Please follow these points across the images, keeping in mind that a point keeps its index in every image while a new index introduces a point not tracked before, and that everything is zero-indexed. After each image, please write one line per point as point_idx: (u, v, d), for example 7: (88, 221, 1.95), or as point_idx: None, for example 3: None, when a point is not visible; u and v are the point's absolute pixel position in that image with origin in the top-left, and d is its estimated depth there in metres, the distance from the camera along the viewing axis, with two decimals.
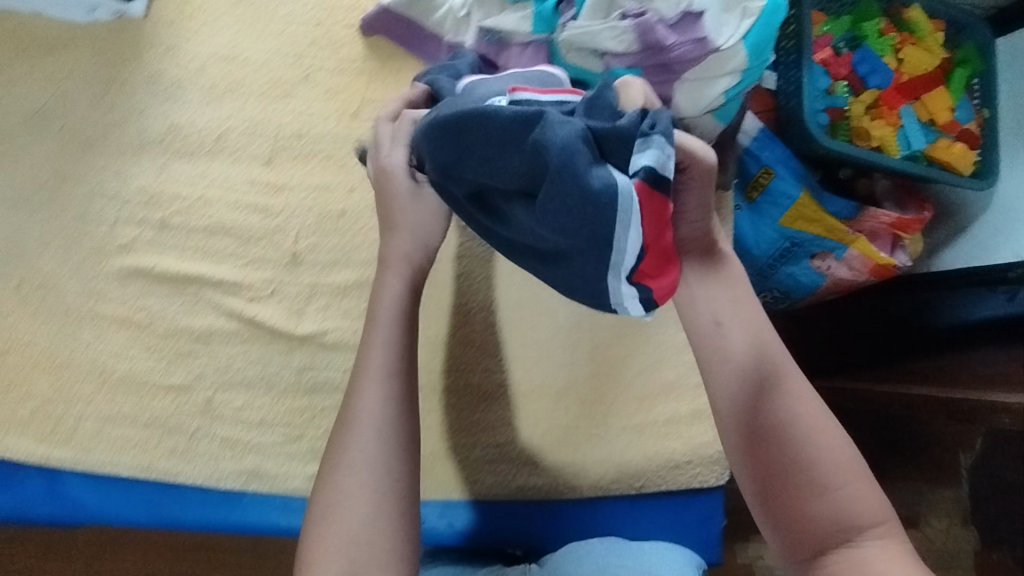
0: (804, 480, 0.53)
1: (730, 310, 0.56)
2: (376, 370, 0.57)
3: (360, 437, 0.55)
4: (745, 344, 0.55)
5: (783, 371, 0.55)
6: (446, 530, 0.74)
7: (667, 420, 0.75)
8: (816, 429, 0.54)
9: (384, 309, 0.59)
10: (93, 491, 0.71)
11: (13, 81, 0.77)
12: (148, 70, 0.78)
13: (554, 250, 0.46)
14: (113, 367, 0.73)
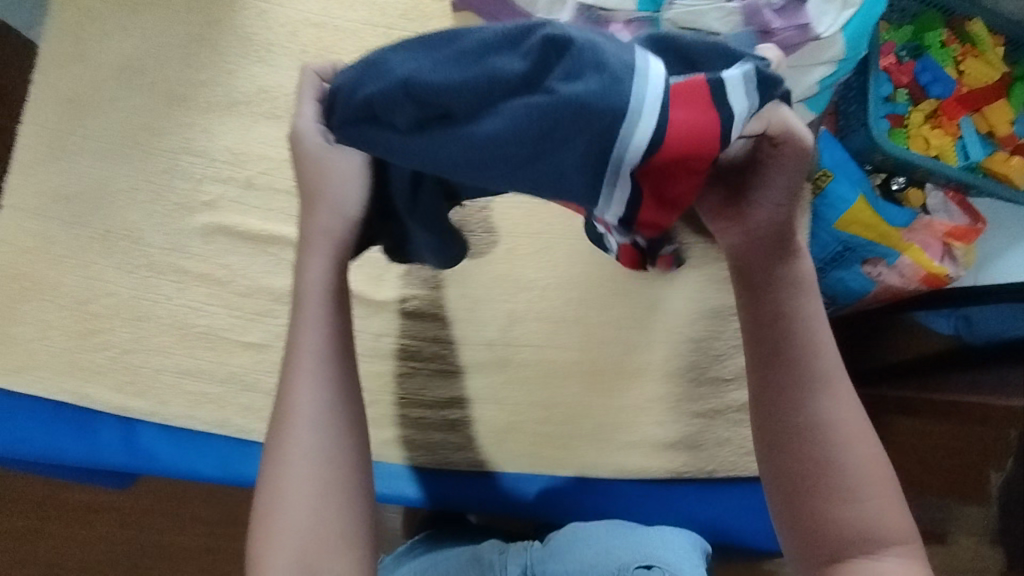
0: (836, 486, 0.50)
1: (796, 305, 0.50)
2: (308, 350, 0.52)
3: (296, 428, 0.51)
4: (797, 339, 0.51)
5: (825, 367, 0.51)
6: (499, 503, 0.75)
7: (744, 406, 0.74)
8: (852, 438, 0.51)
9: (308, 288, 0.52)
10: (169, 444, 0.71)
11: (107, 34, 0.77)
12: (239, 31, 0.78)
13: (527, 152, 0.37)
14: (192, 322, 0.73)
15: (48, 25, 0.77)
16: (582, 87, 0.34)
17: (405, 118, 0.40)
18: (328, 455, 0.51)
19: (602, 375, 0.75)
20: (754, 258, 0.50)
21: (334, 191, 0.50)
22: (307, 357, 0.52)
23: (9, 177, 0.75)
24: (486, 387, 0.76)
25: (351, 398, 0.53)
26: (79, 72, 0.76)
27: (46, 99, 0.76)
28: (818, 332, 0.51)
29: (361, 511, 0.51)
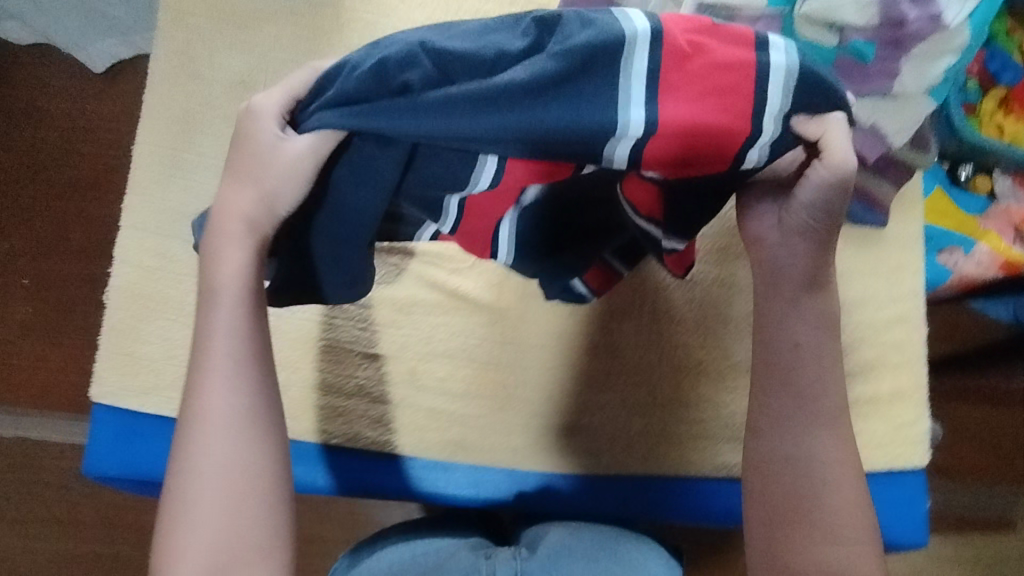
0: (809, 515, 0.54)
1: (813, 337, 0.54)
2: (221, 351, 0.51)
3: (211, 437, 0.50)
4: (805, 376, 0.54)
5: (822, 404, 0.55)
6: (613, 507, 0.73)
7: (869, 399, 0.75)
8: (840, 481, 0.54)
9: (226, 282, 0.50)
10: (304, 459, 0.72)
11: (218, 52, 0.77)
12: (349, 44, 0.78)
13: (546, 97, 0.39)
14: (319, 336, 0.74)
15: (157, 44, 0.77)
16: (583, 37, 0.39)
17: (416, 78, 0.40)
18: (245, 468, 0.50)
19: (726, 372, 0.75)
20: (781, 284, 0.53)
21: (271, 182, 0.48)
22: (221, 359, 0.51)
23: (127, 197, 0.75)
24: (613, 393, 0.75)
25: (268, 408, 0.52)
26: (191, 91, 0.76)
27: (160, 118, 0.76)
28: (828, 373, 0.55)
29: (281, 525, 0.51)
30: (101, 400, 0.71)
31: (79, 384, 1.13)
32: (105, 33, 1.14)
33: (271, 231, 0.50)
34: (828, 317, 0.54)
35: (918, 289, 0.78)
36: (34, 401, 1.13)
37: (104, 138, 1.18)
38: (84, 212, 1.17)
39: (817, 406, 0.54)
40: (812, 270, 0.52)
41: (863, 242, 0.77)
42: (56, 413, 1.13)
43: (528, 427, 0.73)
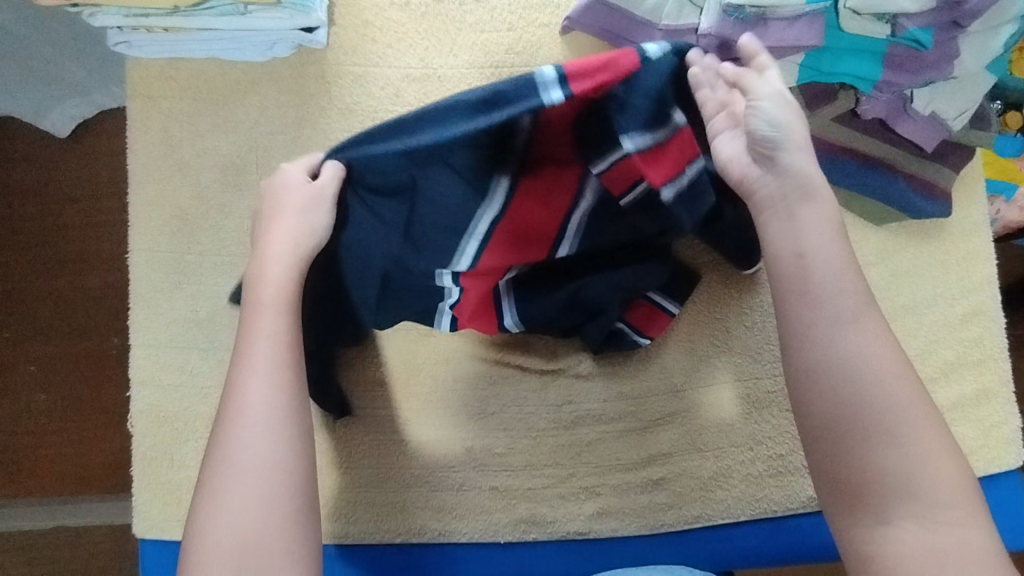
0: (860, 428, 0.47)
1: (811, 232, 0.49)
2: (261, 357, 0.52)
3: (243, 435, 0.50)
4: (823, 283, 0.49)
5: (844, 300, 0.49)
6: (685, 560, 0.69)
7: (955, 404, 0.70)
8: (885, 374, 0.48)
9: (269, 293, 0.52)
10: (365, 564, 0.68)
11: (202, 135, 0.71)
12: (339, 104, 0.71)
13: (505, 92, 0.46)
14: (366, 431, 0.70)
15: (134, 137, 0.70)
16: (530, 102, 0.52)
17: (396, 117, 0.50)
18: (278, 463, 0.50)
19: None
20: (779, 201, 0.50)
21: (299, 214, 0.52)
22: (258, 366, 0.51)
23: (133, 313, 0.69)
24: (683, 437, 0.69)
25: (299, 409, 0.52)
26: (180, 184, 0.70)
27: (153, 219, 0.70)
28: (840, 266, 0.49)
29: (306, 534, 0.51)
30: (147, 535, 0.67)
31: (93, 483, 1.03)
32: (65, 97, 0.98)
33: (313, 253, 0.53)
34: (830, 216, 0.50)
35: (991, 276, 0.71)
36: (56, 506, 1.04)
37: (89, 210, 1.05)
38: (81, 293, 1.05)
39: (837, 302, 0.49)
40: (794, 178, 0.50)
41: (925, 235, 0.71)
42: (74, 512, 1.04)
43: (600, 490, 0.69)
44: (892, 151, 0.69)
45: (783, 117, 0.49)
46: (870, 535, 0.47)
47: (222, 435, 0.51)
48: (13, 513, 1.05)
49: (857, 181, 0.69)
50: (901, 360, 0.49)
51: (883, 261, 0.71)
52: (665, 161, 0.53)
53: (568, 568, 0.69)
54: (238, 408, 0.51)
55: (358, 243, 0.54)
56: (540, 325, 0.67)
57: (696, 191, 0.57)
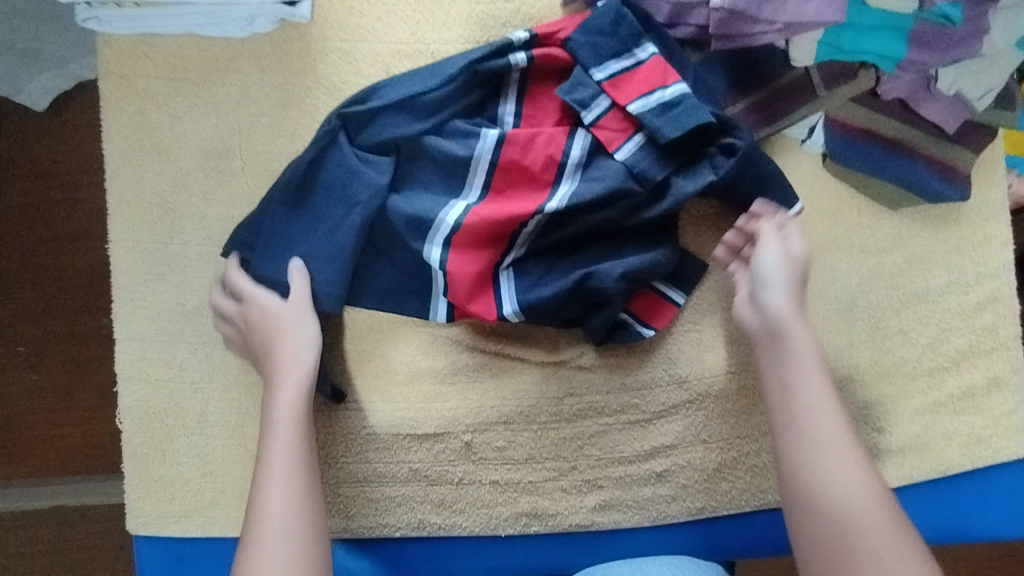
0: (838, 540, 0.54)
1: (792, 369, 0.59)
2: (281, 463, 0.57)
3: (268, 534, 0.54)
4: (801, 410, 0.57)
5: (823, 429, 0.57)
6: (687, 551, 0.68)
7: (965, 393, 0.68)
8: (860, 489, 0.55)
9: (283, 410, 0.59)
10: (364, 558, 0.68)
11: (181, 118, 0.67)
12: (326, 83, 0.67)
13: (483, 72, 0.62)
14: (363, 425, 0.68)
15: (108, 120, 0.66)
16: (501, 62, 0.62)
17: (391, 88, 0.63)
18: (291, 559, 0.54)
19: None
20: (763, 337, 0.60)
21: (291, 332, 0.61)
22: (281, 469, 0.57)
23: (116, 306, 0.66)
24: (688, 428, 0.68)
25: (313, 512, 0.56)
26: (159, 170, 0.66)
27: (132, 208, 0.66)
28: (814, 395, 0.58)
29: None
30: (141, 532, 0.66)
31: (94, 461, 1.02)
32: (40, 70, 0.92)
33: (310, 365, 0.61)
34: (809, 354, 0.59)
35: (1007, 261, 0.69)
36: (53, 487, 1.03)
37: (69, 185, 1.01)
38: (64, 272, 1.02)
39: (817, 432, 0.57)
40: (772, 321, 0.60)
41: (942, 220, 0.68)
42: (68, 498, 1.03)
43: (602, 482, 0.68)
44: (910, 131, 0.66)
45: (780, 274, 0.60)
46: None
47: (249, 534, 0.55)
48: (10, 496, 1.03)
49: (875, 165, 0.66)
50: (873, 479, 0.55)
51: (897, 247, 0.68)
52: (633, 84, 0.61)
53: (571, 560, 0.68)
54: (264, 510, 0.56)
55: (355, 193, 0.61)
56: (544, 314, 0.63)
57: (680, 114, 0.59)
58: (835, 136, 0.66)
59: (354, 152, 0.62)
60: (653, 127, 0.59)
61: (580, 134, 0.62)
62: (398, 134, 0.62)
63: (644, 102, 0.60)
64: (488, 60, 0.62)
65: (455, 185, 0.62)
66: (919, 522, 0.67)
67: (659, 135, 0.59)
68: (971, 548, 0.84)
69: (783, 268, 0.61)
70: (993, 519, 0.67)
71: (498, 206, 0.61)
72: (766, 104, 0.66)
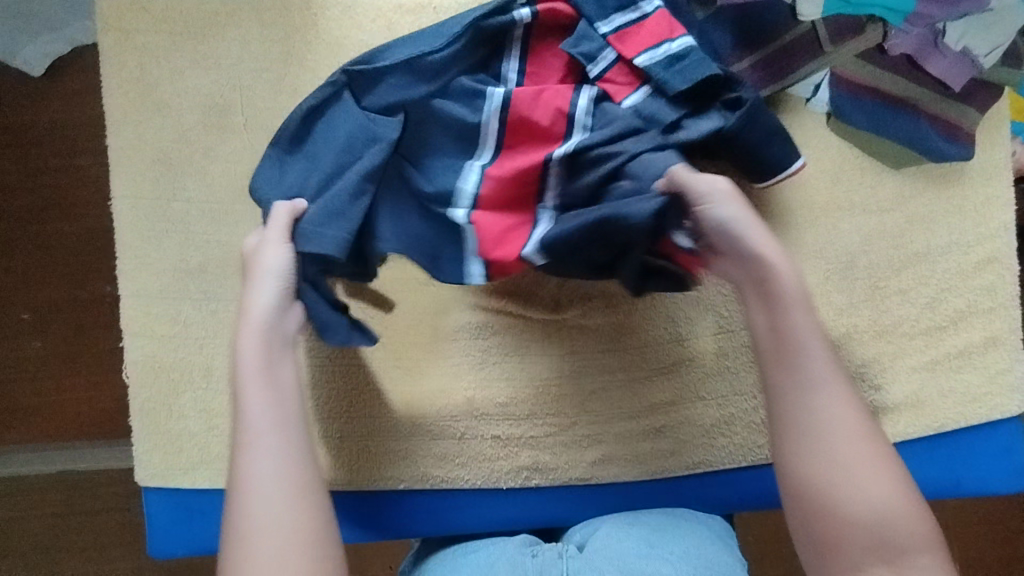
0: (822, 475, 0.50)
1: (778, 306, 0.52)
2: (254, 413, 0.53)
3: (251, 489, 0.51)
4: (794, 347, 0.51)
5: (812, 364, 0.51)
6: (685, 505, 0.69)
7: (961, 352, 0.69)
8: (852, 425, 0.50)
9: (249, 360, 0.54)
10: (368, 510, 0.69)
11: (181, 73, 0.66)
12: (328, 38, 0.66)
13: (491, 27, 0.60)
14: (368, 380, 0.69)
15: (107, 75, 0.66)
16: (508, 17, 0.60)
17: (397, 50, 0.60)
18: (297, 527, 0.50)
19: None
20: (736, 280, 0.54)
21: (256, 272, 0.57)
22: (255, 419, 0.53)
23: (121, 262, 0.67)
24: (686, 385, 0.69)
25: (298, 461, 0.53)
26: (160, 125, 0.66)
27: (134, 163, 0.66)
28: (809, 331, 0.51)
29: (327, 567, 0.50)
30: (150, 484, 0.67)
31: (99, 424, 1.03)
32: (39, 34, 0.92)
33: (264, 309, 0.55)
34: (796, 289, 0.52)
35: (1008, 222, 0.69)
36: (60, 449, 1.04)
37: (67, 148, 1.00)
38: (64, 235, 1.02)
39: (821, 377, 0.51)
40: (755, 267, 0.52)
41: (944, 180, 0.68)
42: (76, 461, 1.04)
43: (602, 438, 0.69)
44: (914, 89, 0.66)
45: (737, 216, 0.51)
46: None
47: (235, 514, 0.50)
48: (20, 459, 1.05)
49: (878, 124, 0.66)
50: (867, 414, 0.51)
51: (899, 207, 0.68)
52: (639, 36, 0.59)
53: (571, 513, 0.69)
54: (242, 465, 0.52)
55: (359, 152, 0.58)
56: (567, 260, 0.58)
57: (686, 66, 0.58)
58: (841, 95, 0.66)
59: (357, 116, 0.59)
60: (660, 80, 0.58)
61: (586, 88, 0.60)
62: (406, 95, 0.59)
63: (651, 54, 0.59)
64: (491, 18, 0.60)
65: (469, 148, 0.60)
66: (913, 478, 0.68)
67: (666, 87, 0.58)
68: (962, 507, 0.86)
69: (733, 208, 0.52)
70: (985, 475, 0.68)
71: (512, 164, 0.59)
72: (772, 62, 0.65)
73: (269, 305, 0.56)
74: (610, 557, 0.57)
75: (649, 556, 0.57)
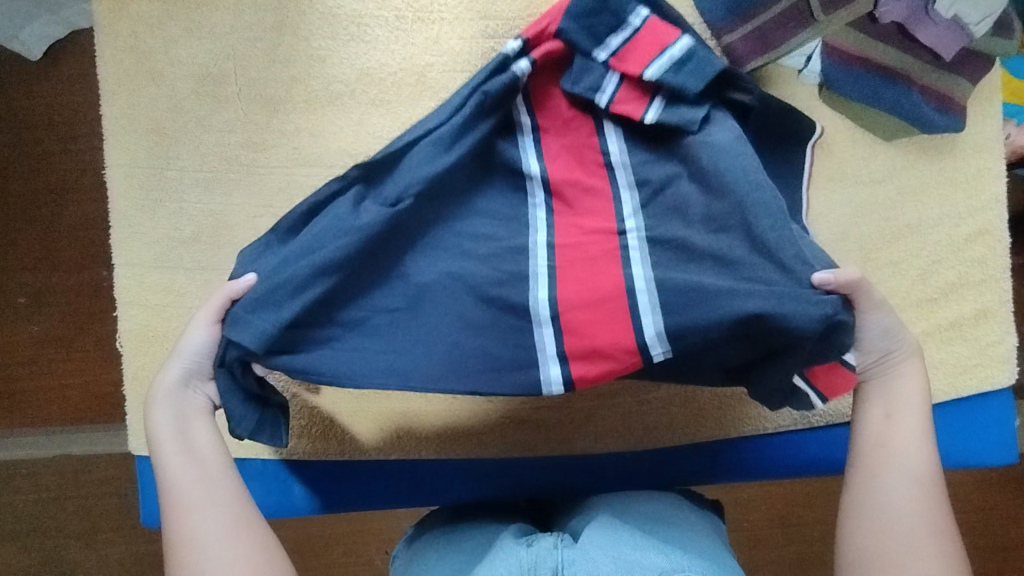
0: (892, 561, 0.49)
1: (897, 404, 0.53)
2: (176, 477, 0.51)
3: (184, 552, 0.49)
4: (899, 446, 0.51)
5: (912, 462, 0.51)
6: (676, 477, 0.69)
7: (952, 323, 0.69)
8: (936, 528, 0.50)
9: (165, 431, 0.53)
10: (361, 481, 0.70)
11: (175, 42, 0.66)
12: (322, 8, 0.66)
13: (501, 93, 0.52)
14: None
15: (102, 44, 0.66)
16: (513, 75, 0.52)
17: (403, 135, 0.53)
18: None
19: None
20: (878, 383, 0.53)
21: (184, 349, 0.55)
22: (178, 481, 0.51)
23: (114, 232, 0.67)
24: None
25: (224, 509, 0.51)
26: (154, 95, 0.66)
27: (128, 132, 0.66)
28: (916, 436, 0.51)
29: None
30: (142, 453, 0.67)
31: (92, 404, 1.03)
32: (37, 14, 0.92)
33: (175, 386, 0.54)
34: (917, 398, 0.53)
35: (999, 194, 0.69)
36: (55, 430, 1.04)
37: (63, 128, 1.00)
38: (60, 214, 1.02)
39: (908, 470, 0.51)
40: (888, 372, 0.53)
41: (936, 151, 0.68)
42: (70, 443, 1.04)
43: (593, 410, 0.70)
44: (904, 59, 0.67)
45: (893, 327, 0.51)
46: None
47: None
48: (15, 438, 1.05)
49: (872, 94, 0.67)
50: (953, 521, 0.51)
51: (889, 178, 0.68)
52: (639, 52, 0.54)
53: (563, 485, 0.69)
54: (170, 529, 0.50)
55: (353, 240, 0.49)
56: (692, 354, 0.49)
57: (695, 68, 0.53)
58: (832, 64, 0.66)
59: (361, 208, 0.50)
60: (676, 87, 0.52)
61: (609, 131, 0.55)
62: (426, 175, 0.50)
63: (658, 63, 0.53)
64: (496, 79, 0.53)
65: (520, 229, 0.53)
66: None
67: (684, 93, 0.53)
68: (952, 485, 0.87)
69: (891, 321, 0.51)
70: (976, 447, 0.68)
71: (573, 239, 0.52)
72: (765, 33, 0.66)
73: (174, 387, 0.54)
74: (606, 547, 0.55)
75: (643, 545, 0.55)
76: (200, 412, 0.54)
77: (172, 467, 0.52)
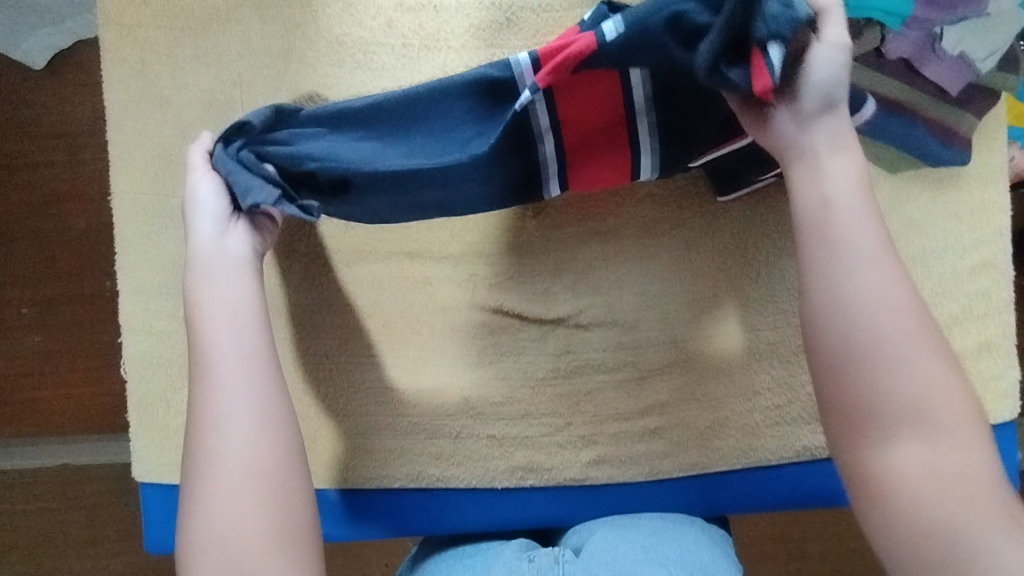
0: (862, 358, 0.50)
1: (833, 171, 0.54)
2: (217, 350, 0.56)
3: (220, 435, 0.54)
4: (843, 225, 0.52)
5: (860, 243, 0.52)
6: (679, 506, 0.69)
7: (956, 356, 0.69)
8: (896, 305, 0.51)
9: (205, 298, 0.58)
10: (364, 509, 0.69)
11: (181, 69, 0.66)
12: (328, 36, 0.66)
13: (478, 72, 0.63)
14: (362, 378, 0.69)
15: (109, 69, 0.66)
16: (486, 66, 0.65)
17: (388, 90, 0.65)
18: (261, 486, 0.53)
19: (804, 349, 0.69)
20: (815, 143, 0.54)
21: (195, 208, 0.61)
22: (217, 354, 0.56)
23: (120, 257, 0.67)
24: (678, 388, 0.69)
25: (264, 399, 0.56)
26: (160, 121, 0.66)
27: (134, 158, 0.66)
28: (859, 212, 0.52)
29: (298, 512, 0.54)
30: (146, 480, 0.67)
31: (95, 416, 1.03)
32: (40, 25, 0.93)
33: (209, 250, 0.59)
34: (851, 163, 0.54)
35: (1002, 228, 0.69)
36: (58, 441, 1.04)
37: (67, 141, 1.00)
38: (62, 227, 1.02)
39: (855, 247, 0.52)
40: (822, 128, 0.54)
41: (940, 184, 0.68)
42: (73, 454, 1.04)
43: (597, 438, 0.69)
44: (911, 92, 0.66)
45: (835, 71, 0.53)
46: (881, 468, 0.49)
47: (200, 448, 0.54)
48: (17, 450, 1.05)
49: (876, 127, 0.67)
50: (916, 296, 0.51)
51: (894, 211, 0.68)
52: None
53: (566, 513, 0.69)
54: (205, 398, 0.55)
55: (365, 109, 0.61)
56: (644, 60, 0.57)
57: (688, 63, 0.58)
58: None
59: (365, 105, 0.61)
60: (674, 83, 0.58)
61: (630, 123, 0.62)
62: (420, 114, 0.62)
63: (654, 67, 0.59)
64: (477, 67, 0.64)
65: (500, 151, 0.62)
66: None
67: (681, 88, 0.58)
68: None
69: (834, 63, 0.53)
70: None
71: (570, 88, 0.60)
72: None
73: (208, 236, 0.60)
74: (609, 562, 0.57)
75: (646, 560, 0.57)
76: (241, 263, 0.60)
77: (210, 342, 0.57)
